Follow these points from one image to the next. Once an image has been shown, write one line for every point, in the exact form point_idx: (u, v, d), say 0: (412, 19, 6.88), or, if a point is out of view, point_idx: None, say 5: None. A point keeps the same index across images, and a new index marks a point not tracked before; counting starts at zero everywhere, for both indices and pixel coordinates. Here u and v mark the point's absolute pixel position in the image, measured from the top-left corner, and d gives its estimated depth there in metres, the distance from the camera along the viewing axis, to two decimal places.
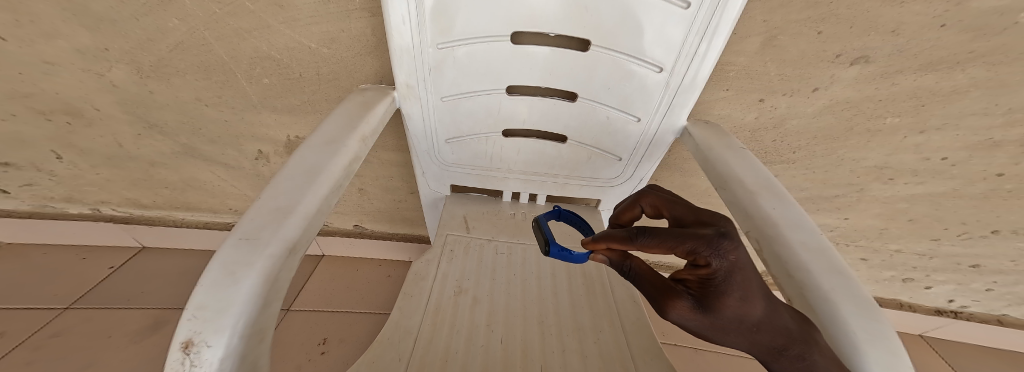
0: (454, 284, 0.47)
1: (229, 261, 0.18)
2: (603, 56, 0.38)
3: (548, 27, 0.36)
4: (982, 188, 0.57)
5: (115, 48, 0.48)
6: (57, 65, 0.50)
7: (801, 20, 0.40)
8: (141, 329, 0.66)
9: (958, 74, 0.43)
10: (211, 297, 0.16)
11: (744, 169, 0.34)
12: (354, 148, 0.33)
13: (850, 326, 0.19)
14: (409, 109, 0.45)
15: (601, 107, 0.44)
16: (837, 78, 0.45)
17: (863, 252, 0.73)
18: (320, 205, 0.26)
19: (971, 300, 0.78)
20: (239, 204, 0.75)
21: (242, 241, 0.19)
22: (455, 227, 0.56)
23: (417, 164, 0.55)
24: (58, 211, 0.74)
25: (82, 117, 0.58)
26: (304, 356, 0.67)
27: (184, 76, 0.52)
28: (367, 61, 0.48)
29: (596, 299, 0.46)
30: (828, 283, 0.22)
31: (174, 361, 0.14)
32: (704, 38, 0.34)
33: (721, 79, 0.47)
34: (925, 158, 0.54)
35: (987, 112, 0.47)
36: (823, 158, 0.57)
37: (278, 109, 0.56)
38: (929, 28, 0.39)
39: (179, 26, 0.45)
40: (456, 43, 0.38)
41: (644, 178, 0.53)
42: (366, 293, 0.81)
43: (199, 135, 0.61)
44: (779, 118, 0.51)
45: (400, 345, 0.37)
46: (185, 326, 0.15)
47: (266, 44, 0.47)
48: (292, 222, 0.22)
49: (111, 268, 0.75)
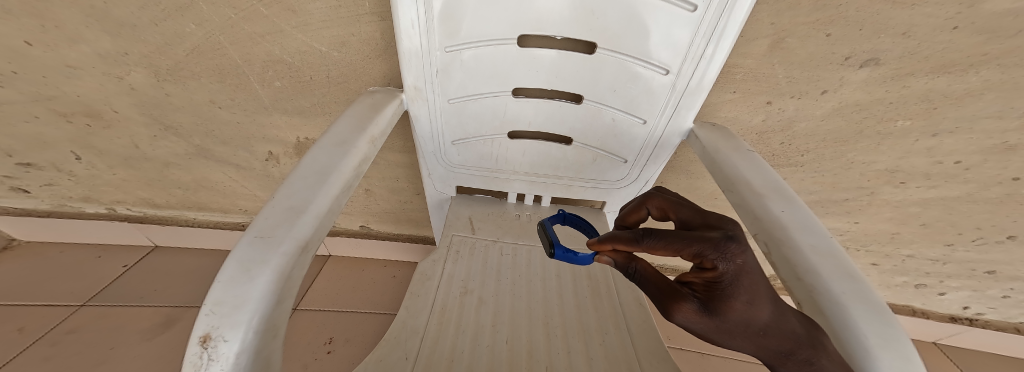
0: (460, 284, 0.47)
1: (244, 259, 0.18)
2: (609, 58, 0.39)
3: (553, 30, 0.36)
4: (996, 193, 0.56)
5: (134, 52, 0.50)
6: (79, 69, 0.52)
7: (810, 23, 0.40)
8: (152, 327, 0.67)
9: (971, 76, 0.42)
10: (227, 295, 0.16)
11: (752, 171, 0.34)
12: (364, 149, 0.33)
13: (862, 331, 0.19)
14: (416, 111, 0.46)
15: (607, 109, 0.44)
16: (846, 80, 0.45)
17: (873, 257, 0.72)
18: (331, 205, 0.26)
19: (986, 307, 0.76)
20: (248, 205, 0.76)
21: (256, 239, 0.20)
22: (460, 228, 0.56)
23: (424, 165, 0.55)
24: (76, 211, 0.76)
25: (101, 118, 0.60)
26: (311, 355, 0.68)
27: (198, 79, 0.53)
28: (375, 64, 0.48)
29: (601, 301, 0.46)
30: (838, 287, 0.21)
31: (193, 355, 0.15)
32: (711, 40, 0.34)
33: (727, 81, 0.47)
34: (938, 161, 0.53)
35: (1001, 114, 0.46)
36: (832, 161, 0.56)
37: (288, 112, 0.57)
38: (941, 31, 0.38)
39: (196, 31, 0.47)
40: (462, 46, 0.39)
41: (650, 180, 0.53)
42: (372, 293, 0.82)
43: (212, 137, 0.63)
44: (787, 121, 0.51)
45: (407, 344, 0.37)
46: (203, 321, 0.16)
47: (278, 47, 0.48)
48: (304, 221, 0.23)
49: (125, 266, 0.77)
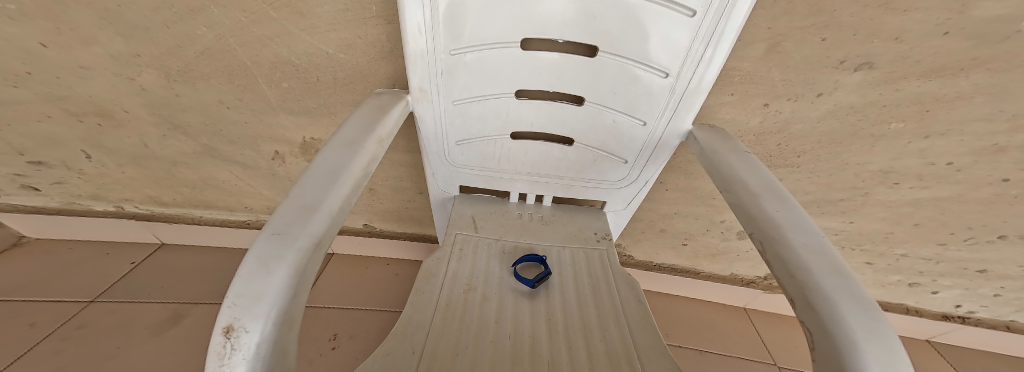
0: (464, 281, 0.48)
1: (262, 254, 0.19)
2: (609, 61, 0.40)
3: (556, 34, 0.38)
4: (987, 193, 0.57)
5: (146, 54, 0.51)
6: (91, 70, 0.53)
7: (805, 27, 0.41)
8: (159, 323, 0.68)
9: (962, 79, 0.43)
10: (247, 288, 0.18)
11: (749, 172, 0.35)
12: (372, 149, 0.34)
13: (850, 326, 0.20)
14: (421, 112, 0.47)
15: (608, 111, 0.45)
16: (842, 83, 0.46)
17: (868, 256, 0.73)
18: (342, 204, 0.27)
19: (979, 305, 0.77)
20: (254, 203, 0.77)
21: (273, 236, 0.21)
22: (464, 226, 0.57)
23: (428, 165, 0.56)
24: (84, 208, 0.77)
25: (111, 118, 0.61)
26: (317, 351, 0.69)
27: (208, 80, 0.54)
28: (382, 66, 0.49)
29: (601, 297, 0.48)
30: (829, 284, 0.22)
31: (217, 345, 0.16)
32: (709, 44, 0.35)
33: (725, 84, 0.48)
34: (930, 163, 0.54)
35: (992, 117, 0.47)
36: (828, 162, 0.57)
37: (294, 112, 0.58)
38: (933, 36, 0.39)
39: (206, 33, 0.48)
40: (466, 49, 0.40)
41: (649, 180, 0.54)
42: (376, 291, 0.83)
43: (220, 136, 0.64)
44: (783, 123, 0.52)
45: (413, 338, 0.39)
46: (226, 313, 0.17)
47: (286, 49, 0.49)
48: (317, 219, 0.24)
49: (132, 263, 0.78)
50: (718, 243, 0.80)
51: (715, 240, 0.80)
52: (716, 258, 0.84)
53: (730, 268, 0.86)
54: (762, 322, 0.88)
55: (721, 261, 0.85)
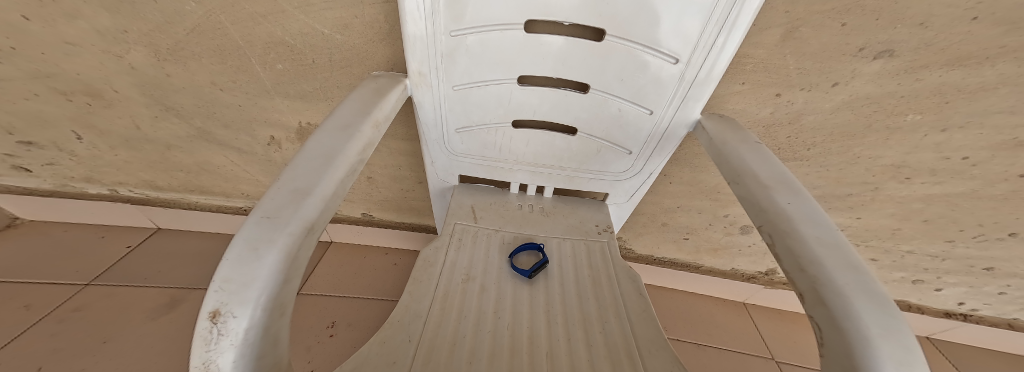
0: (462, 272, 0.47)
1: (251, 237, 0.18)
2: (618, 46, 0.38)
3: (562, 16, 0.36)
4: (1002, 189, 0.56)
5: (134, 30, 0.49)
6: (78, 46, 0.51)
7: (825, 11, 0.39)
8: (155, 307, 0.68)
9: (986, 69, 0.42)
10: (236, 272, 0.16)
11: (759, 163, 0.34)
12: (368, 133, 0.33)
13: (863, 322, 0.18)
14: (420, 97, 0.45)
15: (614, 99, 0.44)
16: (859, 72, 0.44)
17: (874, 252, 0.72)
18: (335, 189, 0.26)
19: (982, 303, 0.77)
20: (250, 189, 0.76)
21: (262, 219, 0.20)
22: (463, 216, 0.56)
23: (427, 153, 0.55)
24: (79, 191, 0.76)
25: (101, 98, 0.59)
26: (315, 338, 0.69)
27: (199, 59, 0.52)
28: (379, 48, 0.47)
29: (601, 290, 0.47)
30: (842, 278, 0.21)
31: (203, 330, 0.15)
32: (723, 29, 0.33)
33: (736, 72, 0.46)
34: (945, 157, 0.53)
35: (1012, 110, 0.46)
36: (838, 155, 0.56)
37: (290, 96, 0.56)
38: (960, 21, 0.37)
39: (197, 9, 0.46)
40: (467, 30, 0.38)
41: (654, 172, 0.53)
42: (374, 280, 0.83)
43: (213, 119, 0.62)
44: (795, 114, 0.50)
45: (410, 327, 0.38)
46: (213, 296, 0.16)
47: (280, 28, 0.47)
48: (309, 203, 0.22)
49: (128, 247, 0.77)
50: (720, 237, 0.79)
51: (717, 235, 0.79)
52: (718, 253, 0.83)
53: (732, 263, 0.85)
54: (761, 318, 0.88)
55: (722, 255, 0.84)
